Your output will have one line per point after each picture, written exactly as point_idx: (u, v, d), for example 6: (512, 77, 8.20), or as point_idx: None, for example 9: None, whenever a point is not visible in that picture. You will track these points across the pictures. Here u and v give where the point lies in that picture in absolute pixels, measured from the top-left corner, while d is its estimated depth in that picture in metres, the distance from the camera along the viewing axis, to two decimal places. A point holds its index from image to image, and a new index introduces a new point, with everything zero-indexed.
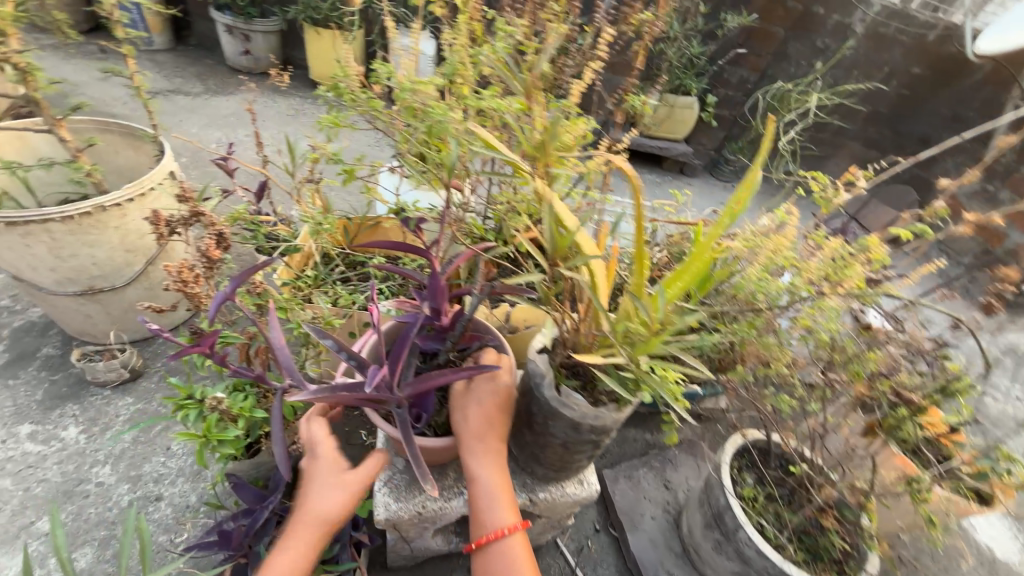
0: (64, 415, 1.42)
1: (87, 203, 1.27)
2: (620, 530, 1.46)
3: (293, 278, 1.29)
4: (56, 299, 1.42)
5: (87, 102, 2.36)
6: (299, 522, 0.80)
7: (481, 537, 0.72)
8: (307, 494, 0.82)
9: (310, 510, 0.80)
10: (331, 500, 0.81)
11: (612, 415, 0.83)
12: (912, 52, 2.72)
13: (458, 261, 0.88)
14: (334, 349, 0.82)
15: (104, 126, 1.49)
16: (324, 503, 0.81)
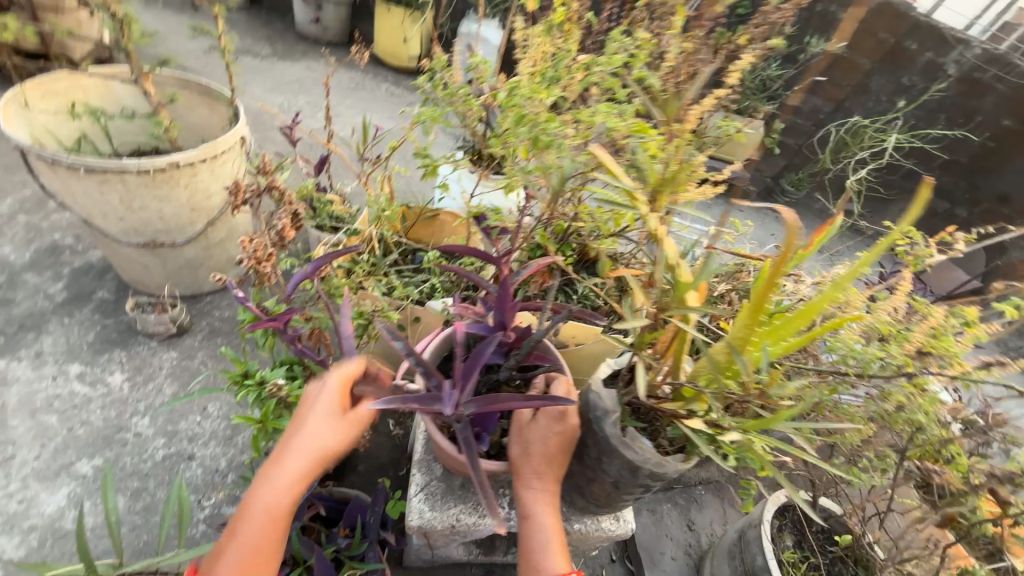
0: (112, 361, 1.46)
1: (163, 159, 1.28)
2: (637, 565, 1.41)
3: (349, 262, 1.26)
4: (120, 247, 1.45)
5: (165, 53, 2.42)
6: (290, 450, 0.74)
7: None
8: (304, 421, 0.76)
9: (301, 439, 0.74)
10: (329, 431, 0.75)
11: (677, 466, 0.78)
12: (1006, 101, 2.42)
13: (528, 273, 0.89)
14: (404, 353, 0.76)
15: (185, 83, 1.50)
16: (321, 434, 0.75)
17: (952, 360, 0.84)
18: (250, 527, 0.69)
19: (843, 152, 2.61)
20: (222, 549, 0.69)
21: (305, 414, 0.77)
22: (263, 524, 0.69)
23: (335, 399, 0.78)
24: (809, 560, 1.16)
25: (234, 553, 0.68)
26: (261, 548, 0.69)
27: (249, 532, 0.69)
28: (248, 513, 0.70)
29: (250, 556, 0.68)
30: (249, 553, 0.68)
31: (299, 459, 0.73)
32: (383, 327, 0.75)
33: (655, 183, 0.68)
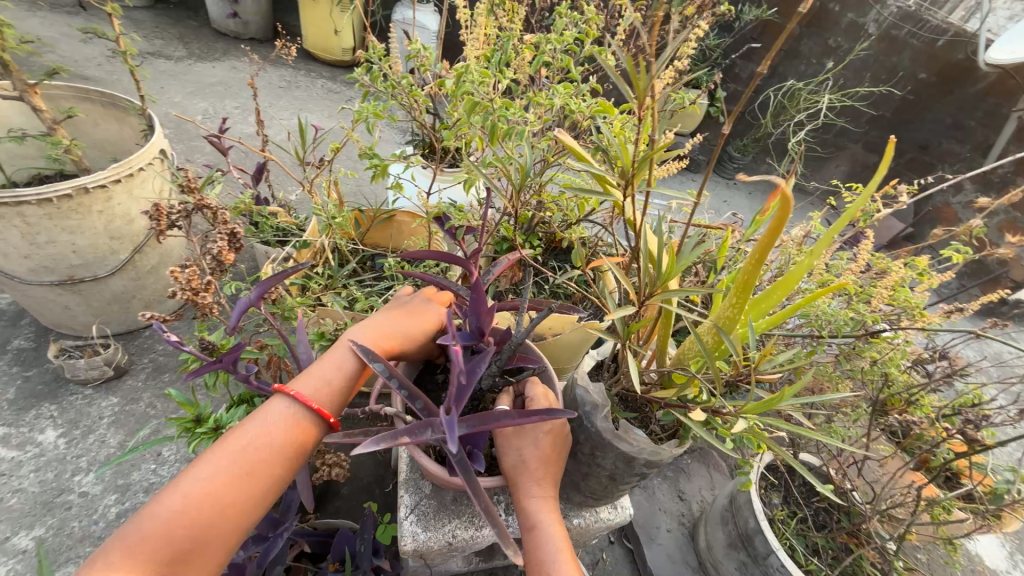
0: (40, 417, 1.29)
1: (66, 184, 1.12)
2: (635, 542, 1.42)
3: (304, 279, 1.17)
4: (29, 287, 1.27)
5: (58, 62, 2.14)
6: (381, 328, 0.79)
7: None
8: (399, 319, 0.82)
9: (395, 324, 0.80)
10: (420, 335, 0.81)
11: (672, 452, 0.76)
12: (920, 56, 2.54)
13: (500, 269, 0.83)
14: (384, 376, 0.70)
15: (84, 95, 1.32)
16: (413, 332, 0.81)
17: (913, 311, 0.87)
18: (337, 367, 0.74)
19: (782, 116, 2.70)
20: (306, 374, 0.72)
21: (404, 313, 0.83)
22: (333, 379, 0.73)
23: (435, 316, 0.85)
24: (797, 514, 1.20)
25: (315, 382, 0.72)
26: (338, 390, 0.72)
27: (335, 368, 0.73)
28: (337, 355, 0.75)
29: (326, 390, 0.72)
30: (329, 388, 0.72)
31: (386, 338, 0.78)
32: (359, 349, 0.70)
33: (627, 165, 0.61)
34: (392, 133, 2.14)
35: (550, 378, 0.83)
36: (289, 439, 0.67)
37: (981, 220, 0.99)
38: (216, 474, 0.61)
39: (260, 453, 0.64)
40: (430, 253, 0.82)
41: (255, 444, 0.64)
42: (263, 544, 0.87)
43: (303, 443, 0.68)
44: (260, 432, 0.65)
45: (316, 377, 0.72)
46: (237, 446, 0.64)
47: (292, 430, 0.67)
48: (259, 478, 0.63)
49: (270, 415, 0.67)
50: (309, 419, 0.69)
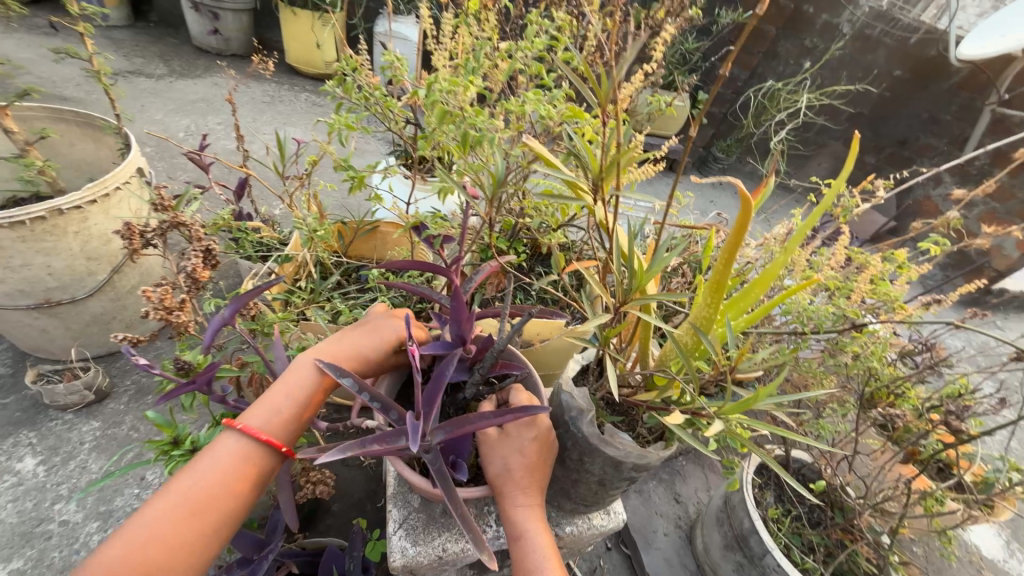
0: (18, 444, 1.25)
1: (40, 206, 1.10)
2: (632, 548, 1.41)
3: (286, 293, 1.15)
4: (4, 312, 1.24)
5: (35, 83, 2.12)
6: (333, 350, 0.77)
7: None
8: (359, 335, 0.80)
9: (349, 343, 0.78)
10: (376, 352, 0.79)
11: (659, 454, 0.76)
12: (894, 54, 2.60)
13: (482, 277, 0.83)
14: (355, 391, 0.69)
15: (59, 115, 1.30)
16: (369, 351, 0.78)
17: (893, 304, 0.88)
18: (290, 394, 0.71)
19: (763, 116, 2.74)
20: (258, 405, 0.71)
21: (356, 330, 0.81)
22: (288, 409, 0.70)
23: (392, 328, 0.82)
24: (791, 512, 1.20)
25: (266, 412, 0.69)
26: (293, 417, 0.70)
27: (284, 396, 0.71)
28: (288, 382, 0.72)
29: (279, 419, 0.69)
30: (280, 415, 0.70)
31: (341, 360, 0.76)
32: (324, 366, 0.68)
33: (597, 170, 0.61)
34: (375, 143, 2.14)
35: (535, 384, 0.82)
36: (238, 472, 0.65)
37: (956, 213, 1.01)
38: (160, 515, 0.59)
39: (205, 488, 0.62)
40: (409, 264, 0.81)
41: (206, 479, 0.63)
42: (248, 568, 0.85)
43: (254, 476, 0.66)
44: (209, 466, 0.64)
45: (267, 406, 0.70)
46: (183, 484, 0.62)
47: (242, 462, 0.66)
48: (207, 516, 0.61)
49: (220, 449, 0.65)
50: (258, 451, 0.67)
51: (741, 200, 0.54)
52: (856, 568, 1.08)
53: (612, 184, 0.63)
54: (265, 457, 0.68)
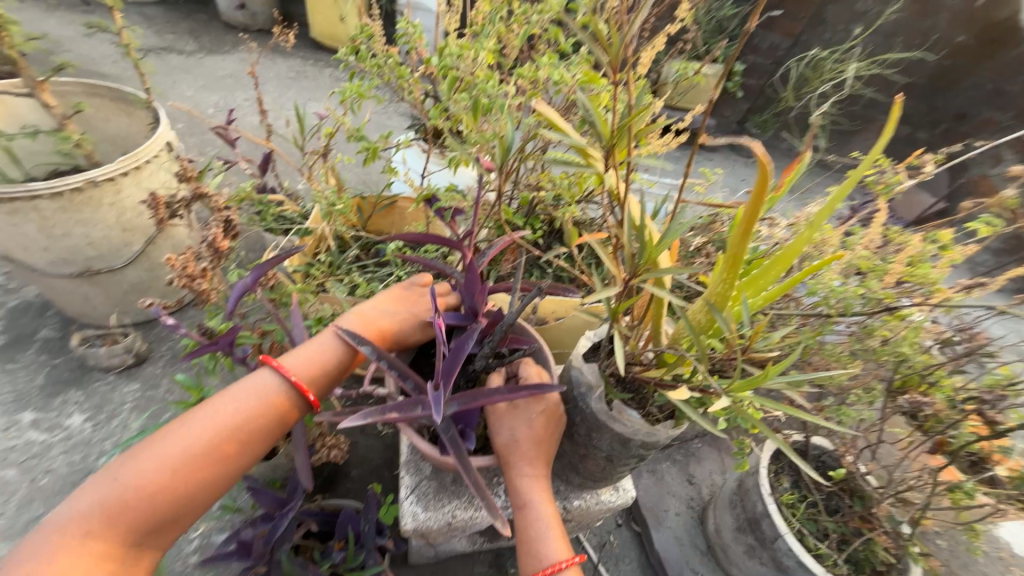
0: (68, 402, 1.35)
1: (77, 177, 1.14)
2: (643, 525, 1.43)
3: (305, 265, 1.17)
4: (50, 280, 1.31)
5: (74, 61, 2.19)
6: (377, 322, 0.80)
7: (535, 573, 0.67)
8: (404, 312, 0.83)
9: (391, 321, 0.81)
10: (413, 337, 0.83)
11: (668, 432, 0.75)
12: (958, 17, 2.36)
13: (495, 252, 0.83)
14: (373, 358, 0.71)
15: (93, 90, 1.35)
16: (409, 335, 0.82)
17: (931, 287, 0.82)
18: (328, 353, 0.75)
19: (805, 88, 2.56)
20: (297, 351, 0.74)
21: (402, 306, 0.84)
22: (322, 367, 0.74)
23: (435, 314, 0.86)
24: (807, 498, 1.17)
25: (306, 364, 0.73)
26: (327, 377, 0.74)
27: (320, 355, 0.74)
28: (330, 342, 0.76)
29: (313, 373, 0.73)
30: (312, 369, 0.73)
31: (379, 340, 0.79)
32: (345, 333, 0.70)
33: (608, 135, 0.57)
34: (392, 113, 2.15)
35: (546, 359, 0.83)
36: (272, 417, 0.69)
37: (1014, 190, 0.92)
38: (195, 447, 0.64)
39: (240, 430, 0.67)
40: (422, 237, 0.82)
41: (238, 421, 0.67)
42: (270, 523, 0.90)
43: (282, 423, 0.71)
44: (247, 406, 0.68)
45: (306, 358, 0.74)
46: (218, 421, 0.66)
47: (273, 409, 0.70)
48: (240, 454, 0.67)
49: (257, 393, 0.69)
50: (289, 401, 0.71)
51: (762, 165, 0.50)
52: (873, 557, 1.06)
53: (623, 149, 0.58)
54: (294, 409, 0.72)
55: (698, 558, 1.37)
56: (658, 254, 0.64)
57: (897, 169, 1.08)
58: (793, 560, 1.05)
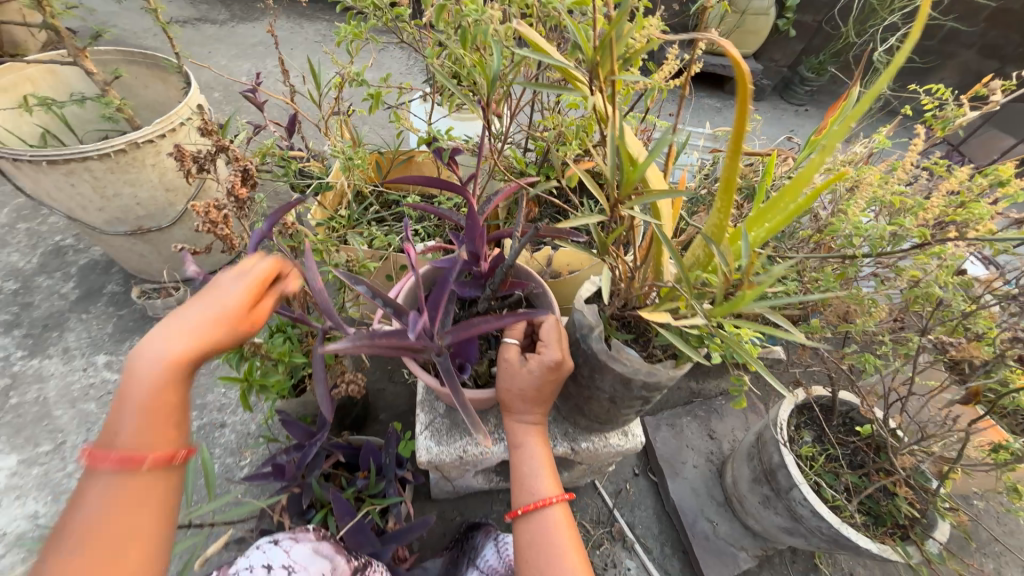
0: (134, 347, 1.51)
1: (120, 139, 1.23)
2: (659, 476, 1.45)
3: (326, 218, 1.21)
4: (109, 238, 1.45)
5: (119, 35, 2.30)
6: (175, 343, 0.56)
7: (526, 505, 0.75)
8: (201, 310, 0.58)
9: (180, 321, 0.57)
10: (220, 318, 0.58)
11: (668, 372, 0.75)
12: None
13: (498, 199, 0.83)
14: (369, 296, 0.74)
15: (130, 57, 1.42)
16: (209, 319, 0.57)
17: (980, 224, 0.74)
18: (145, 408, 0.55)
19: (869, 21, 2.28)
20: (105, 429, 0.55)
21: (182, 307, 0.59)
22: (161, 423, 0.56)
23: (238, 289, 0.60)
24: (829, 453, 1.14)
25: (120, 437, 0.54)
26: (167, 433, 0.56)
27: (135, 422, 0.55)
28: (133, 393, 0.55)
29: (145, 438, 0.55)
30: (135, 429, 0.55)
31: (183, 344, 0.56)
32: (342, 274, 0.74)
33: (592, 53, 0.54)
34: (396, 60, 2.08)
35: (549, 301, 0.85)
36: (139, 500, 0.54)
37: None
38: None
39: (104, 536, 0.52)
40: (426, 182, 0.83)
41: (94, 526, 0.52)
42: (300, 452, 0.98)
43: (161, 496, 0.56)
44: (86, 520, 0.52)
45: (120, 427, 0.55)
46: (63, 545, 0.51)
47: (129, 493, 0.54)
48: (130, 554, 0.52)
49: (90, 495, 0.53)
50: (144, 476, 0.55)
51: (739, 61, 0.51)
52: (896, 511, 1.03)
53: (610, 70, 0.56)
54: (159, 480, 0.56)
55: (714, 509, 1.38)
56: (638, 180, 0.58)
57: (959, 101, 0.96)
58: (807, 510, 1.04)
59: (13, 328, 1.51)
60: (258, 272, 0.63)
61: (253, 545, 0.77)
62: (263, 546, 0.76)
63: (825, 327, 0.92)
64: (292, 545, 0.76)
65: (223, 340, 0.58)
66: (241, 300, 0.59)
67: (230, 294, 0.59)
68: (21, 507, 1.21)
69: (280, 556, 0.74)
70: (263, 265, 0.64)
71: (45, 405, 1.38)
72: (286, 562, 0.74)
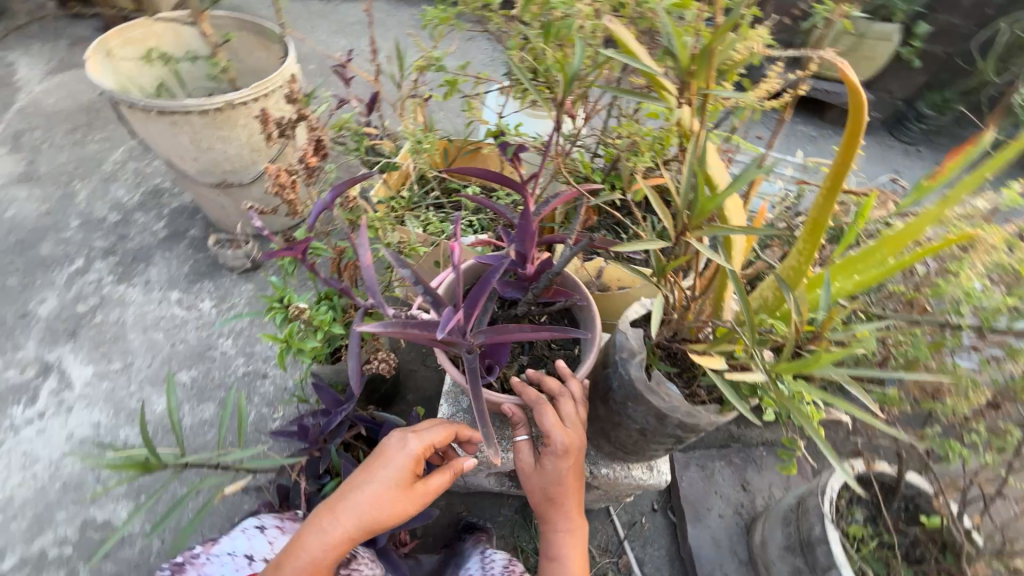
0: (203, 289, 1.63)
1: (220, 98, 1.33)
2: (679, 517, 1.35)
3: (388, 197, 1.23)
4: (199, 187, 1.57)
5: (237, 5, 2.50)
6: (374, 503, 0.68)
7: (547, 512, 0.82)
8: (386, 477, 0.69)
9: (378, 492, 0.68)
10: (398, 485, 0.69)
11: (709, 418, 0.69)
12: None
13: (557, 204, 0.79)
14: (410, 281, 0.73)
15: (241, 24, 1.53)
16: (391, 485, 0.69)
17: None
18: (332, 522, 0.66)
19: (1018, 58, 1.96)
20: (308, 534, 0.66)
21: (370, 467, 0.71)
22: (330, 549, 0.65)
23: (409, 454, 0.71)
24: (882, 538, 1.00)
25: (309, 543, 0.65)
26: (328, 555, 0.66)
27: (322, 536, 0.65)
28: (344, 509, 0.67)
29: (326, 542, 0.66)
30: (322, 545, 0.65)
31: (382, 499, 0.68)
32: (389, 254, 0.73)
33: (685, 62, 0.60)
34: (479, 49, 2.06)
35: (592, 315, 0.83)
36: None
37: None
38: None
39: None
40: (489, 176, 0.83)
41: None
42: (325, 417, 1.00)
43: None
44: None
45: (317, 530, 0.66)
46: None
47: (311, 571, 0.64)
48: None
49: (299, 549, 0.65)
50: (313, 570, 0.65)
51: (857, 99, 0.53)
52: None
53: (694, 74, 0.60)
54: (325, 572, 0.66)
55: (734, 566, 1.27)
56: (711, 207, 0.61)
57: None
58: None
59: (109, 255, 1.70)
60: (434, 440, 0.74)
61: (240, 529, 0.83)
62: (248, 532, 0.82)
63: (905, 400, 0.81)
64: (275, 537, 0.82)
65: (406, 508, 0.69)
66: (413, 464, 0.71)
67: (411, 460, 0.71)
68: (89, 414, 1.36)
69: (264, 547, 0.80)
70: (435, 434, 0.75)
71: (122, 328, 1.53)
72: (267, 555, 0.79)
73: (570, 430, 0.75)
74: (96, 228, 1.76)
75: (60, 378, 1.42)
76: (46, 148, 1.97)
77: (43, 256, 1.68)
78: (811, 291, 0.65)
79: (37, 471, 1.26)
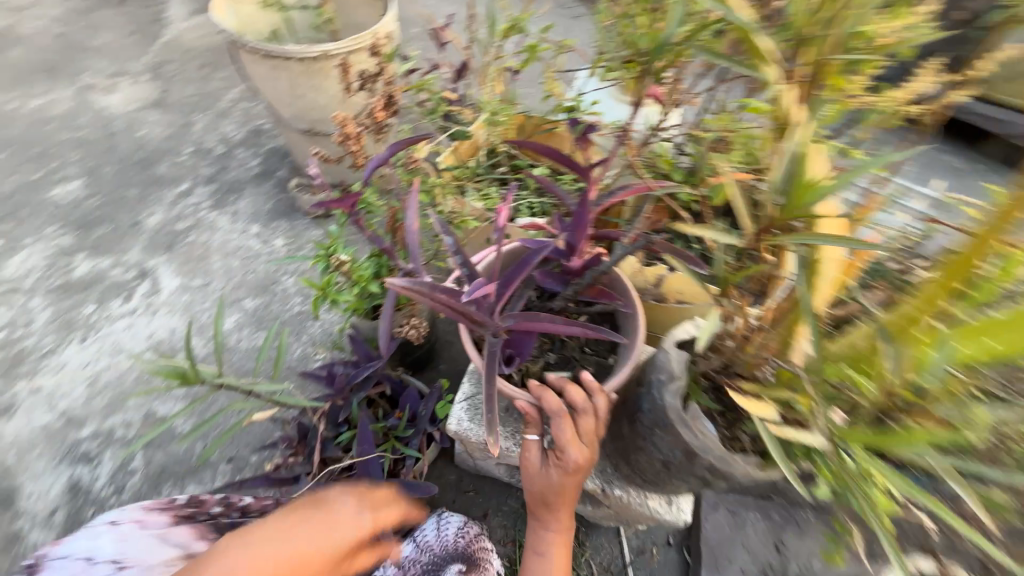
0: (278, 228, 1.75)
1: (318, 48, 1.38)
2: (695, 558, 1.23)
3: (454, 166, 1.18)
4: (290, 131, 1.67)
5: None
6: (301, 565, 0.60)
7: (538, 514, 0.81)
8: (327, 540, 0.63)
9: (316, 552, 0.61)
10: (336, 556, 0.63)
11: (746, 470, 0.60)
12: None
13: (621, 196, 0.72)
14: (449, 251, 0.72)
15: None
16: (330, 551, 0.63)
17: None
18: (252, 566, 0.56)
19: None
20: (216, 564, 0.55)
21: (313, 518, 0.65)
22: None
23: (359, 524, 0.68)
24: None
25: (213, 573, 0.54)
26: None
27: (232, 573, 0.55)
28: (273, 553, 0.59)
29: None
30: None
31: (312, 561, 0.61)
32: (435, 220, 0.73)
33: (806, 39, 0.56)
34: (579, 26, 1.95)
35: (636, 325, 0.75)
36: None
37: None
38: None
39: None
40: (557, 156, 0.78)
41: None
42: (354, 368, 1.03)
43: None
44: None
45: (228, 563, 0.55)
46: None
47: None
48: None
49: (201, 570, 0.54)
50: None
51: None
52: None
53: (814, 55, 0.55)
54: None
55: None
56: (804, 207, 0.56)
57: None
58: None
59: (210, 183, 1.88)
60: (381, 524, 0.74)
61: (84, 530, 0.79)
62: (96, 529, 0.79)
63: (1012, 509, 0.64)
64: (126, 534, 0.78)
65: None
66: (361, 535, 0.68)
67: (360, 531, 0.68)
68: (168, 319, 1.53)
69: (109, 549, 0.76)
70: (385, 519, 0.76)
71: (207, 250, 1.69)
72: (115, 556, 0.75)
73: (583, 446, 0.70)
74: (203, 157, 1.96)
75: (153, 283, 1.61)
76: (179, 80, 2.20)
77: (159, 175, 1.90)
78: (923, 349, 0.50)
79: (122, 359, 1.45)
